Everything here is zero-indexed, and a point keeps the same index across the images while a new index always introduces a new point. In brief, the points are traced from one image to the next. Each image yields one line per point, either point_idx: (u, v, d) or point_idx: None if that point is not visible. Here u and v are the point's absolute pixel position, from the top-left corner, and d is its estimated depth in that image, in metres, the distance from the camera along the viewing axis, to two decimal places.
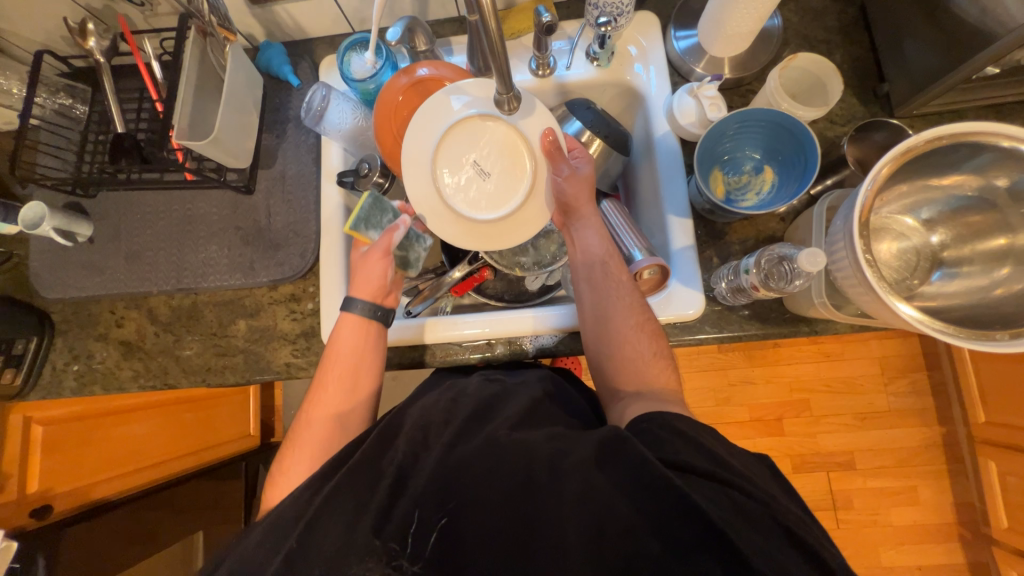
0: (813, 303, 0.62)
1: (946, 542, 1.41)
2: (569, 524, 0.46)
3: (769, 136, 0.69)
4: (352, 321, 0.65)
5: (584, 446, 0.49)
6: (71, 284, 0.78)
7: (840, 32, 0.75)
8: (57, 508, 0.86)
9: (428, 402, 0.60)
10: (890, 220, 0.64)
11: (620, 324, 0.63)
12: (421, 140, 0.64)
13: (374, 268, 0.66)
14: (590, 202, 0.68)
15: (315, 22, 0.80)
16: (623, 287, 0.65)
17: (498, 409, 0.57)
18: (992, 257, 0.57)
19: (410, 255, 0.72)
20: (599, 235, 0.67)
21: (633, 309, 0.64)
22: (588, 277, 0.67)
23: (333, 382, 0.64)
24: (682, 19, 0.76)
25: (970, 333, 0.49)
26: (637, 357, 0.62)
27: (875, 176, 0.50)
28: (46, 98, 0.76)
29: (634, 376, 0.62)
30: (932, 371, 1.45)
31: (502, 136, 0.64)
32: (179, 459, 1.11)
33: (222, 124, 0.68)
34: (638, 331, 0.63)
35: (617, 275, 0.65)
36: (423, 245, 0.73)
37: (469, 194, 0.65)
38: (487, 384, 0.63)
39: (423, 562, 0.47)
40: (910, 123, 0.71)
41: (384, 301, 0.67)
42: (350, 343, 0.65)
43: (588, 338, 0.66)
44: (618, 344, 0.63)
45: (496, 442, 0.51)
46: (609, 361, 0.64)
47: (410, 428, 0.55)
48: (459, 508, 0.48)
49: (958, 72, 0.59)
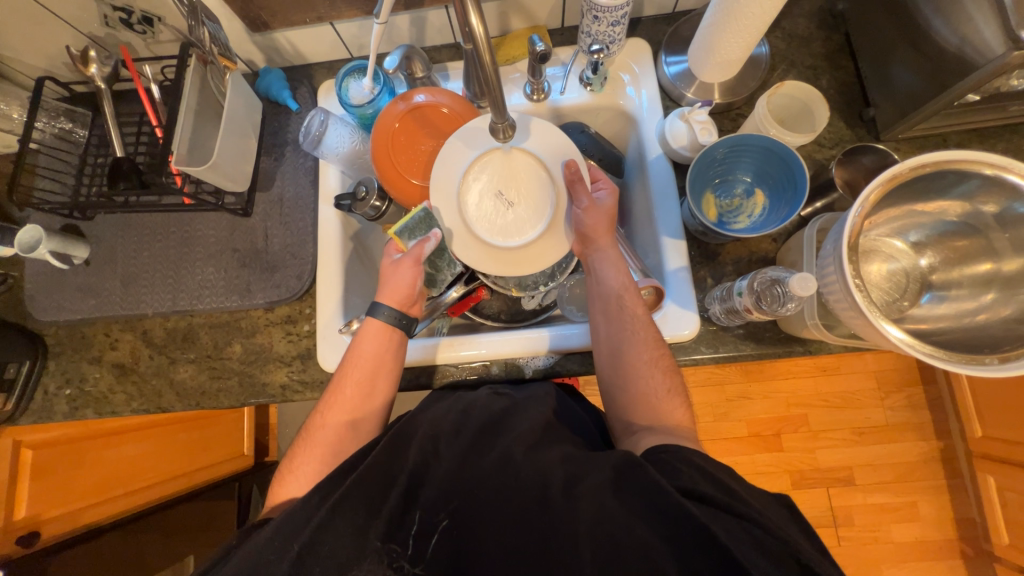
0: (805, 324, 0.63)
1: (947, 559, 1.40)
2: (585, 540, 0.46)
3: (760, 161, 0.70)
4: (374, 328, 0.65)
5: (600, 470, 0.49)
6: (66, 306, 0.78)
7: (826, 58, 0.77)
8: (46, 533, 0.84)
9: (435, 412, 0.58)
10: (879, 243, 0.65)
11: (632, 358, 0.62)
12: (450, 171, 0.69)
13: (405, 274, 0.67)
14: (609, 233, 0.69)
15: (315, 48, 0.81)
16: (638, 322, 0.64)
17: (508, 424, 0.56)
18: (980, 280, 0.58)
19: (438, 275, 0.78)
20: (616, 268, 0.67)
21: (647, 344, 0.63)
22: (604, 309, 0.66)
23: (352, 389, 0.64)
24: (673, 45, 0.78)
25: (961, 357, 0.49)
26: (649, 393, 0.62)
27: (863, 201, 0.51)
28: (47, 123, 0.77)
29: (637, 403, 0.62)
30: (928, 385, 1.46)
31: (529, 171, 0.70)
32: (168, 482, 1.09)
33: (221, 149, 0.69)
34: (651, 366, 0.62)
35: (632, 309, 0.64)
36: (453, 270, 0.78)
37: (493, 222, 0.69)
38: (496, 397, 0.61)
39: (424, 563, 0.48)
40: (896, 147, 0.73)
41: (410, 310, 0.68)
42: (371, 351, 0.64)
43: (601, 368, 0.66)
44: (629, 376, 0.62)
45: (515, 462, 0.51)
46: (620, 390, 0.63)
47: (419, 438, 0.54)
48: (461, 514, 0.50)
49: (941, 99, 0.61)
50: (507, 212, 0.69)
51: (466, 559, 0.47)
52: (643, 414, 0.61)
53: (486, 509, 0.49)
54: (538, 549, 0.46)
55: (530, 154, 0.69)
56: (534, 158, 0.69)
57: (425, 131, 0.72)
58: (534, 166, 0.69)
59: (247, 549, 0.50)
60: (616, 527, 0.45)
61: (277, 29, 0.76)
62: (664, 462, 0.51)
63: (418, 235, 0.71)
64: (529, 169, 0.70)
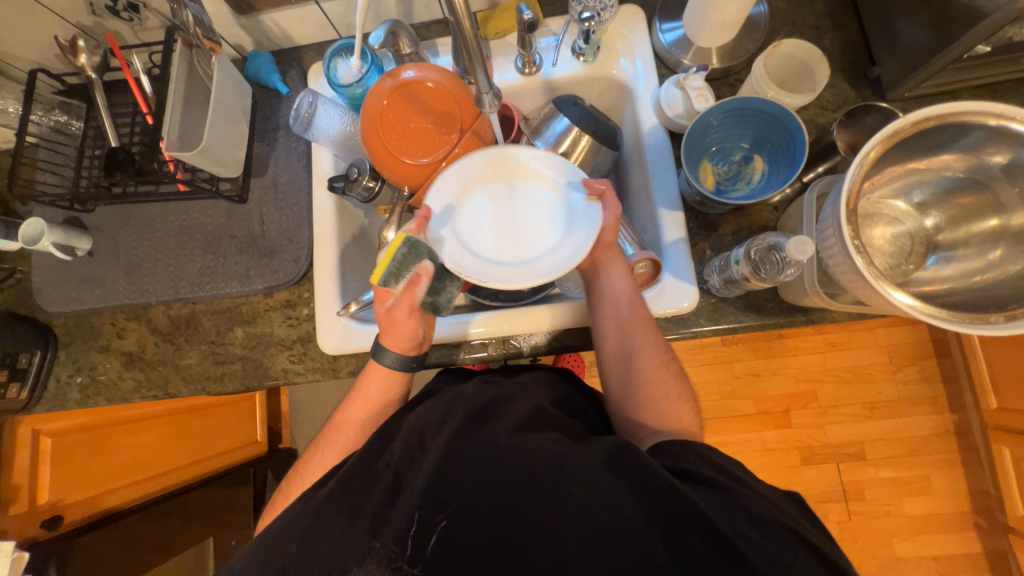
0: (806, 292, 0.61)
1: (960, 531, 1.39)
2: (566, 516, 0.46)
3: (757, 126, 0.68)
4: (380, 373, 0.66)
5: (589, 453, 0.50)
6: (72, 297, 0.79)
7: (829, 17, 0.74)
8: (67, 518, 0.88)
9: (425, 406, 0.60)
10: (882, 205, 0.63)
11: (643, 364, 0.62)
12: (498, 156, 0.69)
13: (404, 326, 0.63)
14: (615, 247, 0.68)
15: (302, 29, 0.80)
16: (648, 326, 0.64)
17: (494, 409, 0.58)
18: (986, 238, 0.56)
19: (440, 299, 0.66)
20: (625, 275, 0.66)
21: (656, 352, 0.63)
22: (612, 315, 0.65)
23: (353, 425, 0.64)
24: (668, 10, 0.75)
25: (965, 317, 0.48)
26: (661, 397, 0.60)
27: (862, 161, 0.49)
28: (42, 116, 0.77)
29: (646, 410, 0.60)
30: (942, 358, 1.43)
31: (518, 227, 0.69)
32: (183, 469, 1.12)
33: (210, 134, 0.69)
34: (662, 370, 0.61)
35: (641, 314, 0.64)
36: (456, 284, 0.66)
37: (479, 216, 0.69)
38: (486, 386, 0.63)
39: (424, 564, 0.47)
40: (902, 106, 0.70)
41: (415, 351, 0.67)
42: (376, 395, 0.66)
43: (610, 375, 0.65)
44: (640, 382, 0.62)
45: (500, 448, 0.51)
46: (628, 399, 0.62)
47: (406, 431, 0.55)
48: (460, 509, 0.48)
49: (948, 51, 0.58)
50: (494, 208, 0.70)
51: (460, 538, 0.47)
52: (649, 418, 0.60)
53: (481, 486, 0.49)
54: (530, 522, 0.47)
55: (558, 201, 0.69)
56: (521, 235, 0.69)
57: (413, 107, 0.70)
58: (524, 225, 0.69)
59: (260, 538, 0.51)
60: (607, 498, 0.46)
61: (262, 10, 0.75)
62: None
63: (404, 273, 0.60)
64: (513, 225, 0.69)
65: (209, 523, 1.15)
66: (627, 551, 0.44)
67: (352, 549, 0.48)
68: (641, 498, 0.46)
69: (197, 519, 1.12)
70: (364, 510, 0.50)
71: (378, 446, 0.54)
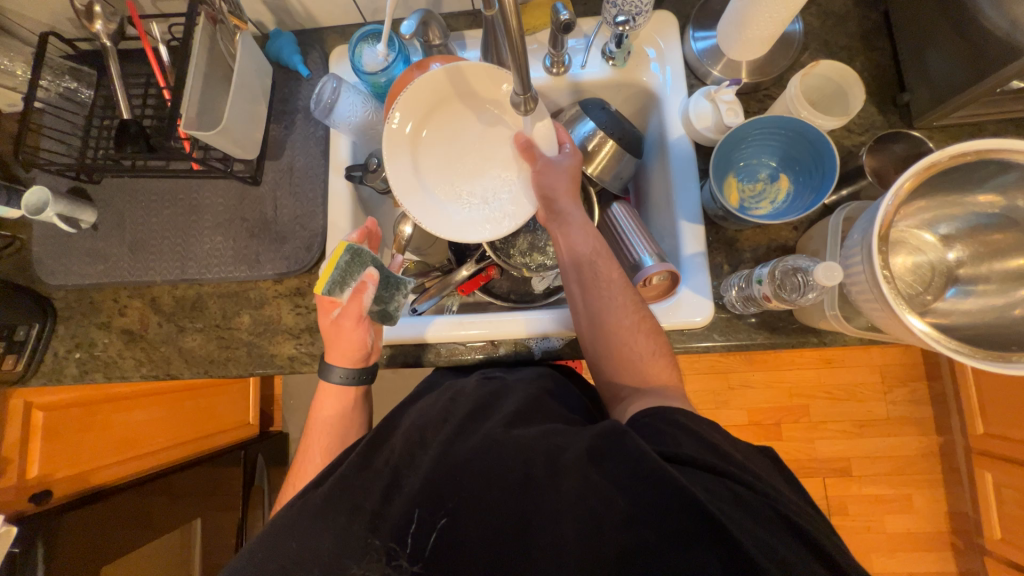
0: (824, 315, 0.62)
1: (937, 550, 1.42)
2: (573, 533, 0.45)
3: (786, 144, 0.68)
4: (332, 390, 0.66)
5: (582, 446, 0.50)
6: (74, 271, 0.77)
7: (861, 39, 0.74)
8: (56, 493, 0.86)
9: (425, 404, 0.60)
10: (908, 234, 0.63)
11: (613, 324, 0.62)
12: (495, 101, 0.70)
13: (350, 337, 0.63)
14: (572, 193, 0.67)
15: (327, 10, 0.78)
16: (615, 285, 0.63)
17: (496, 405, 0.58)
18: (1010, 277, 0.56)
19: (390, 307, 0.66)
20: (585, 232, 0.66)
21: (628, 310, 0.62)
22: (578, 277, 0.65)
23: (320, 450, 0.64)
24: (701, 19, 0.74)
25: (986, 354, 0.48)
26: (636, 357, 0.61)
27: (897, 190, 0.49)
28: (52, 81, 0.74)
29: (624, 370, 0.62)
30: (933, 381, 1.45)
31: (466, 171, 0.72)
32: (173, 449, 1.11)
33: (231, 114, 0.67)
34: (635, 330, 0.61)
35: (606, 274, 0.64)
36: (404, 291, 0.67)
37: (439, 139, 0.72)
38: (486, 381, 0.63)
39: (424, 561, 0.47)
40: (929, 134, 0.70)
41: (369, 361, 0.67)
42: (332, 414, 0.66)
43: (584, 338, 0.65)
44: (612, 342, 0.62)
45: (497, 441, 0.51)
46: (606, 359, 0.63)
47: (407, 430, 0.55)
48: (466, 516, 0.48)
49: (982, 85, 0.58)
50: (460, 139, 0.72)
51: (464, 546, 0.47)
52: (630, 377, 0.61)
53: (487, 493, 0.48)
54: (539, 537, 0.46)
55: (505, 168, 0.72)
56: (466, 182, 0.72)
57: None
58: (472, 174, 0.72)
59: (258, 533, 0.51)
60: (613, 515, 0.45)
61: None
62: None
63: (350, 282, 0.62)
64: (464, 167, 0.72)
65: (196, 504, 1.12)
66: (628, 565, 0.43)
67: (352, 546, 0.48)
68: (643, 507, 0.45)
69: (184, 499, 1.09)
70: (368, 511, 0.49)
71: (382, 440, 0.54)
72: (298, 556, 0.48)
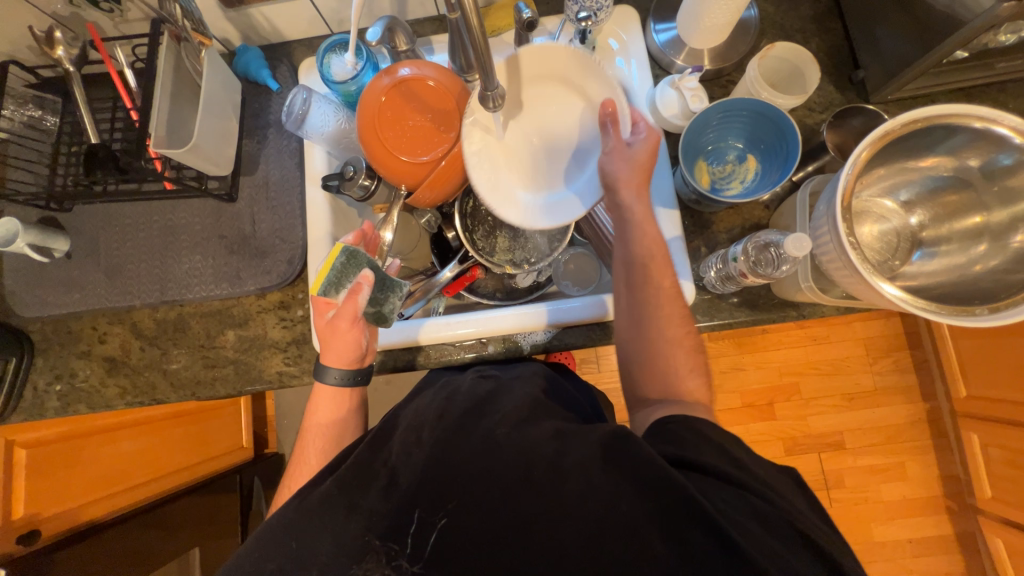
0: (800, 288, 0.64)
1: (934, 514, 1.46)
2: (570, 519, 0.46)
3: (751, 126, 0.70)
4: (329, 391, 0.66)
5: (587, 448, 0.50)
6: (49, 302, 0.75)
7: (814, 21, 0.76)
8: (45, 531, 0.82)
9: (422, 402, 0.60)
10: (871, 203, 0.65)
11: (658, 334, 0.60)
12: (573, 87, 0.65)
13: (345, 338, 0.63)
14: (639, 182, 0.61)
15: (292, 24, 0.79)
16: (664, 292, 0.61)
17: (487, 400, 0.58)
18: (969, 234, 0.59)
19: (385, 309, 0.64)
20: (644, 229, 0.61)
21: (672, 322, 0.61)
22: (628, 275, 0.62)
23: (313, 458, 0.63)
24: (660, 12, 0.77)
25: (954, 310, 0.50)
26: (674, 370, 0.59)
27: (854, 161, 0.51)
28: (14, 110, 0.74)
29: (652, 378, 0.60)
30: (914, 349, 1.49)
31: (543, 165, 0.66)
32: (164, 478, 1.08)
33: (199, 130, 0.66)
34: (677, 343, 0.60)
35: (657, 280, 0.61)
36: (400, 294, 0.65)
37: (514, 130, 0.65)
38: (482, 381, 0.63)
39: (423, 561, 0.47)
40: (885, 108, 0.73)
41: (365, 363, 0.68)
42: (327, 418, 0.65)
43: (620, 336, 0.64)
44: (652, 351, 0.61)
45: (489, 433, 0.51)
46: (638, 365, 0.62)
47: (403, 429, 0.55)
48: (462, 511, 0.48)
49: (928, 57, 0.61)
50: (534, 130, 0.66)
51: (462, 541, 0.47)
52: (655, 385, 0.60)
53: (482, 485, 0.49)
54: (535, 523, 0.46)
55: (579, 162, 0.67)
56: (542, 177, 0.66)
57: (411, 105, 0.68)
58: (549, 168, 0.67)
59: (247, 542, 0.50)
60: (607, 496, 0.46)
61: (250, 3, 0.73)
62: (662, 435, 0.52)
63: (346, 282, 0.63)
64: (540, 159, 0.66)
65: (189, 534, 1.09)
66: (626, 544, 0.44)
67: (349, 550, 0.47)
68: (636, 485, 0.46)
69: (178, 530, 1.06)
70: (363, 515, 0.49)
71: (374, 442, 0.54)
72: (294, 565, 0.47)
